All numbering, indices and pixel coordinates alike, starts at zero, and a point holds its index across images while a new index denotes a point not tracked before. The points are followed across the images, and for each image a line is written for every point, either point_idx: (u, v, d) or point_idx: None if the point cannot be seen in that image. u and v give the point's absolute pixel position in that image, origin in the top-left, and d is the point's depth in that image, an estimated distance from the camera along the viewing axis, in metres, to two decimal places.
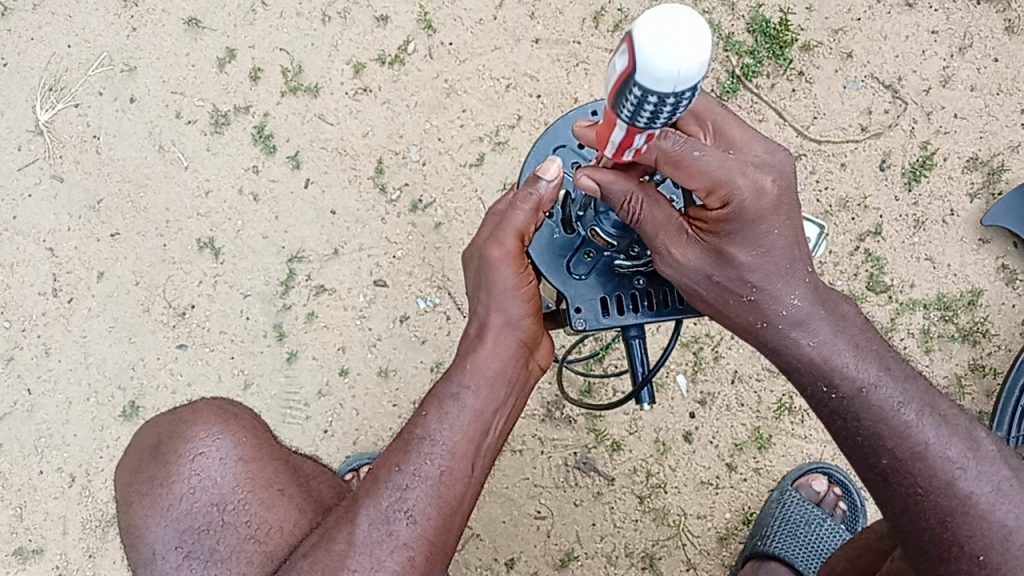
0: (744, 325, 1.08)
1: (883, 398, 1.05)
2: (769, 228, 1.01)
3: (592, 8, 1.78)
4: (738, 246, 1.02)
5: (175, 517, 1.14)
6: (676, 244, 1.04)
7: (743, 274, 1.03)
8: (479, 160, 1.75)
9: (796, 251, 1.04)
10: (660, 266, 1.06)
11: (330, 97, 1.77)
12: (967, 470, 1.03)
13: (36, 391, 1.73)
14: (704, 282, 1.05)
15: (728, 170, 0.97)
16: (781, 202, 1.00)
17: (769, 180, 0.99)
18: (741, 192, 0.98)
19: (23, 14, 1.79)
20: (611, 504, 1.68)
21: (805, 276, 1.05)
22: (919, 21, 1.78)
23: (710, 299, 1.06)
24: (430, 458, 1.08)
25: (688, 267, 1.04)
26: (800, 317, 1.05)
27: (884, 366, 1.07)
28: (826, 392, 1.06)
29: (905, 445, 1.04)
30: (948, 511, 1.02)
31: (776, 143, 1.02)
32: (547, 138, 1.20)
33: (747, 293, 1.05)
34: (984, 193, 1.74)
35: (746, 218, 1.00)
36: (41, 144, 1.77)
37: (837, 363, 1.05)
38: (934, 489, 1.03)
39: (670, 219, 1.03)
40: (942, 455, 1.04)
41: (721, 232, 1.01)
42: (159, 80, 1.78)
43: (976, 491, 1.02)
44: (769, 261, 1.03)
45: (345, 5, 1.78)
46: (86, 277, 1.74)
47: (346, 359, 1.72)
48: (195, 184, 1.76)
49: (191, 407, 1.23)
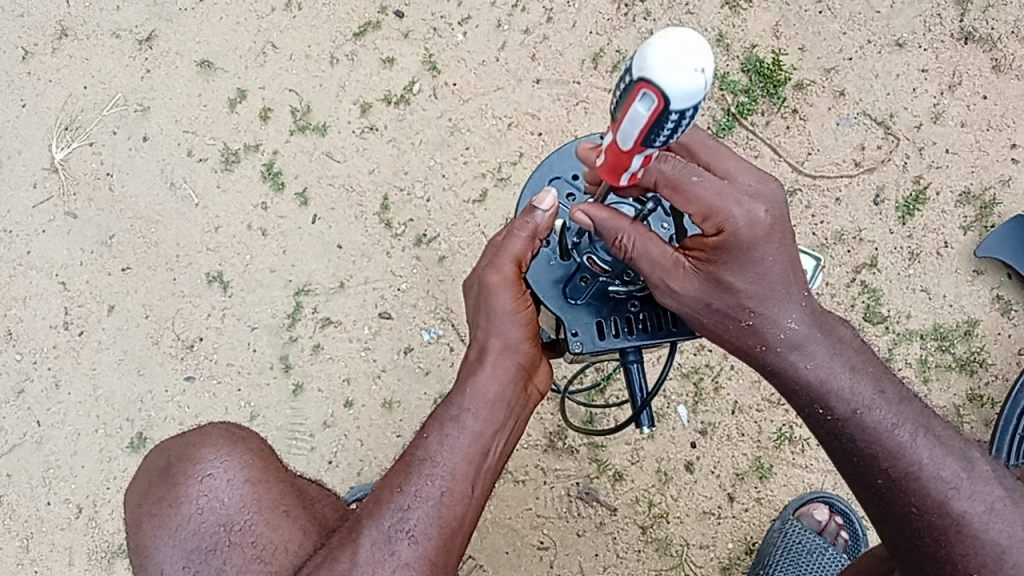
0: (745, 350, 1.09)
1: (877, 420, 1.07)
2: (762, 254, 1.02)
3: (591, 50, 1.84)
4: (736, 274, 1.03)
5: (183, 538, 1.16)
6: (674, 276, 1.05)
7: (742, 299, 1.04)
8: (482, 195, 1.79)
9: (792, 275, 1.05)
10: (660, 296, 1.07)
11: (337, 135, 1.82)
12: (960, 489, 1.06)
13: (45, 422, 1.75)
14: (703, 309, 1.06)
15: (724, 199, 1.00)
16: (776, 228, 1.02)
17: (762, 208, 1.01)
18: (735, 222, 1.00)
19: (43, 57, 1.86)
20: (614, 535, 1.69)
21: (800, 298, 1.06)
22: (908, 61, 1.83)
23: (711, 325, 1.07)
24: (431, 480, 1.10)
25: (688, 299, 1.06)
26: (798, 340, 1.06)
27: (879, 388, 1.08)
28: (823, 414, 1.08)
29: (899, 465, 1.06)
30: (943, 530, 1.05)
31: (769, 174, 1.04)
32: (542, 171, 1.24)
33: (746, 318, 1.06)
34: (977, 226, 1.77)
35: (742, 246, 1.01)
36: (56, 182, 1.82)
37: (832, 386, 1.07)
38: (928, 508, 1.05)
39: (668, 256, 1.05)
40: (934, 475, 1.06)
41: (720, 260, 1.03)
42: (172, 120, 1.84)
43: (969, 511, 1.05)
44: (766, 285, 1.04)
45: (353, 48, 1.84)
46: (97, 310, 1.78)
47: (351, 391, 1.75)
48: (205, 220, 1.80)
49: (200, 431, 1.26)
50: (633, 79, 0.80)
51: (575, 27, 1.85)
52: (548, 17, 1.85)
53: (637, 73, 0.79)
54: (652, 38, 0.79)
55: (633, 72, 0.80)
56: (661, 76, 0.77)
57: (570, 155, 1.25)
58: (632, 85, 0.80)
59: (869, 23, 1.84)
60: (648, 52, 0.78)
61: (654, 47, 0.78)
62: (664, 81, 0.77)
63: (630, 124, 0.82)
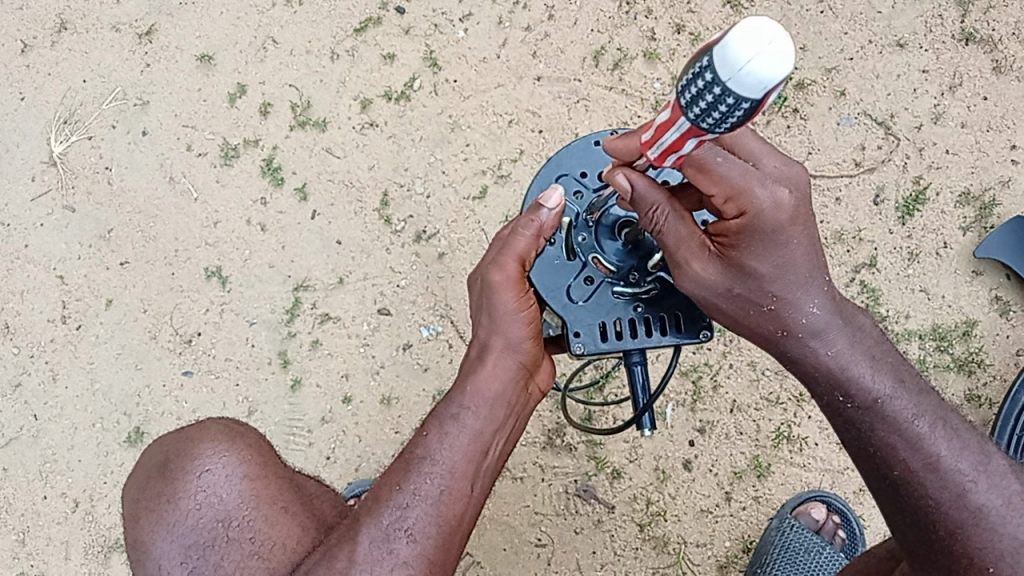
0: (765, 335, 1.09)
1: (898, 409, 1.07)
2: (786, 239, 1.02)
3: (592, 48, 1.84)
4: (758, 258, 1.03)
5: (181, 533, 1.15)
6: (697, 258, 1.06)
7: (763, 283, 1.05)
8: (482, 192, 1.79)
9: (815, 260, 1.06)
10: (681, 279, 1.08)
11: (337, 131, 1.81)
12: (979, 482, 1.06)
13: (42, 417, 1.75)
14: (724, 293, 1.07)
15: (748, 180, 1.00)
16: (799, 212, 1.02)
17: (786, 192, 1.01)
18: (759, 204, 1.00)
19: (42, 50, 1.85)
20: (611, 532, 1.69)
21: (824, 284, 1.07)
22: (909, 61, 1.83)
23: (731, 310, 1.08)
24: (430, 478, 1.10)
25: (709, 283, 1.07)
26: (819, 326, 1.07)
27: (900, 379, 1.09)
28: (842, 402, 1.08)
29: (917, 456, 1.06)
30: (959, 522, 1.05)
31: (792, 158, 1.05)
32: (551, 167, 1.23)
33: (767, 302, 1.06)
34: (976, 226, 1.78)
35: (766, 230, 1.01)
36: (54, 175, 1.81)
37: (853, 373, 1.07)
38: (946, 500, 1.05)
39: (693, 235, 1.06)
40: (954, 467, 1.06)
41: (742, 245, 1.03)
42: (171, 114, 1.83)
43: (986, 503, 1.05)
44: (789, 271, 1.04)
45: (353, 43, 1.84)
46: (95, 304, 1.78)
47: (349, 387, 1.74)
48: (204, 215, 1.80)
49: (199, 426, 1.26)
50: (751, 105, 0.76)
51: (576, 24, 1.84)
52: (549, 15, 1.85)
53: (756, 99, 0.75)
54: (741, 67, 0.73)
55: (746, 101, 0.75)
56: (785, 76, 0.74)
57: (580, 151, 1.24)
58: (752, 107, 0.76)
59: (870, 23, 1.84)
60: (760, 79, 0.73)
61: (759, 72, 0.73)
62: (789, 72, 0.74)
63: (726, 121, 0.79)
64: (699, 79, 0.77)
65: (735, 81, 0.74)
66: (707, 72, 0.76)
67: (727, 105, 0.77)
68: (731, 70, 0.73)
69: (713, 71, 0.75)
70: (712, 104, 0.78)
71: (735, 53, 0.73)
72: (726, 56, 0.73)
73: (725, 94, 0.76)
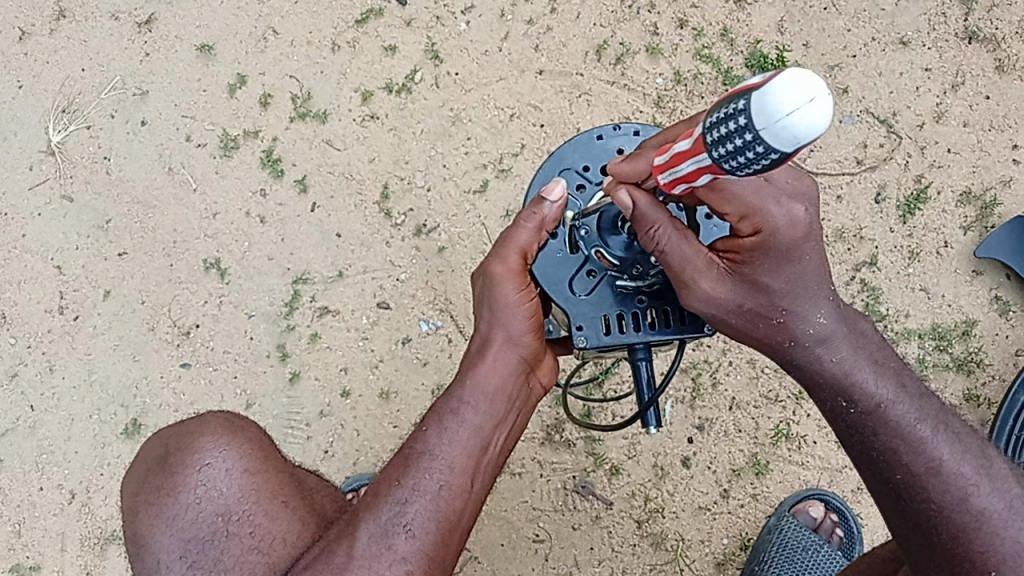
0: (771, 345, 1.09)
1: (899, 415, 1.07)
2: (799, 255, 1.02)
3: (594, 42, 1.83)
4: (771, 274, 1.03)
5: (181, 527, 1.15)
6: (706, 276, 1.05)
7: (774, 298, 1.05)
8: (482, 186, 1.78)
9: (824, 272, 1.06)
10: (689, 298, 1.06)
11: (337, 123, 1.80)
12: (980, 486, 1.06)
13: (38, 407, 1.74)
14: (734, 310, 1.06)
15: (762, 199, 0.99)
16: (813, 229, 1.02)
17: (801, 209, 1.00)
18: (775, 222, 0.99)
19: (40, 38, 1.83)
20: (610, 528, 1.69)
21: (831, 294, 1.07)
22: (912, 59, 1.83)
23: (740, 325, 1.07)
24: (430, 473, 1.10)
25: (717, 300, 1.05)
26: (825, 334, 1.07)
27: (901, 383, 1.09)
28: (846, 407, 1.08)
29: (920, 460, 1.07)
30: (961, 527, 1.05)
31: (801, 171, 1.03)
32: (553, 161, 1.22)
33: (777, 315, 1.06)
34: (977, 226, 1.78)
35: (780, 246, 1.01)
36: (52, 164, 1.80)
37: (857, 378, 1.08)
38: (948, 504, 1.06)
39: (699, 253, 1.04)
40: (956, 471, 1.06)
41: (755, 261, 1.03)
42: (171, 104, 1.82)
43: (988, 507, 1.05)
44: (799, 283, 1.04)
45: (354, 35, 1.83)
46: (93, 295, 1.77)
47: (348, 380, 1.74)
48: (203, 206, 1.79)
49: (199, 419, 1.25)
50: (780, 157, 0.73)
51: (578, 18, 1.83)
52: (552, 8, 1.83)
53: (786, 152, 0.72)
54: (781, 118, 0.70)
55: (775, 152, 0.73)
56: (820, 132, 0.71)
57: (582, 145, 1.23)
58: (779, 159, 0.74)
59: (873, 20, 1.84)
60: (796, 132, 0.70)
61: (797, 125, 0.70)
62: (824, 128, 0.72)
63: (749, 162, 0.76)
64: (732, 122, 0.75)
65: (768, 127, 0.71)
66: (741, 115, 0.73)
67: (756, 151, 0.74)
68: (767, 120, 0.71)
69: (748, 116, 0.72)
70: (739, 148, 0.76)
71: (777, 102, 0.70)
72: (765, 105, 0.71)
73: (755, 142, 0.73)
